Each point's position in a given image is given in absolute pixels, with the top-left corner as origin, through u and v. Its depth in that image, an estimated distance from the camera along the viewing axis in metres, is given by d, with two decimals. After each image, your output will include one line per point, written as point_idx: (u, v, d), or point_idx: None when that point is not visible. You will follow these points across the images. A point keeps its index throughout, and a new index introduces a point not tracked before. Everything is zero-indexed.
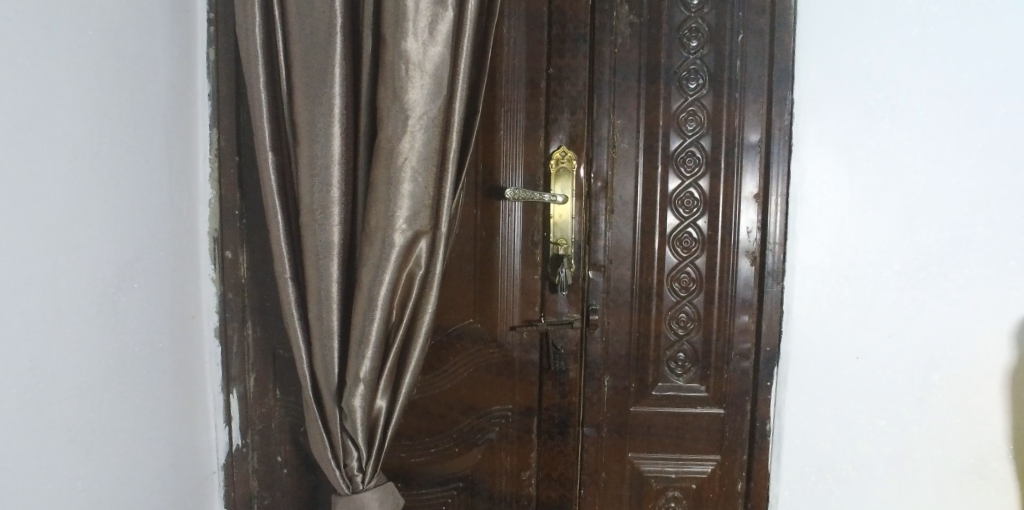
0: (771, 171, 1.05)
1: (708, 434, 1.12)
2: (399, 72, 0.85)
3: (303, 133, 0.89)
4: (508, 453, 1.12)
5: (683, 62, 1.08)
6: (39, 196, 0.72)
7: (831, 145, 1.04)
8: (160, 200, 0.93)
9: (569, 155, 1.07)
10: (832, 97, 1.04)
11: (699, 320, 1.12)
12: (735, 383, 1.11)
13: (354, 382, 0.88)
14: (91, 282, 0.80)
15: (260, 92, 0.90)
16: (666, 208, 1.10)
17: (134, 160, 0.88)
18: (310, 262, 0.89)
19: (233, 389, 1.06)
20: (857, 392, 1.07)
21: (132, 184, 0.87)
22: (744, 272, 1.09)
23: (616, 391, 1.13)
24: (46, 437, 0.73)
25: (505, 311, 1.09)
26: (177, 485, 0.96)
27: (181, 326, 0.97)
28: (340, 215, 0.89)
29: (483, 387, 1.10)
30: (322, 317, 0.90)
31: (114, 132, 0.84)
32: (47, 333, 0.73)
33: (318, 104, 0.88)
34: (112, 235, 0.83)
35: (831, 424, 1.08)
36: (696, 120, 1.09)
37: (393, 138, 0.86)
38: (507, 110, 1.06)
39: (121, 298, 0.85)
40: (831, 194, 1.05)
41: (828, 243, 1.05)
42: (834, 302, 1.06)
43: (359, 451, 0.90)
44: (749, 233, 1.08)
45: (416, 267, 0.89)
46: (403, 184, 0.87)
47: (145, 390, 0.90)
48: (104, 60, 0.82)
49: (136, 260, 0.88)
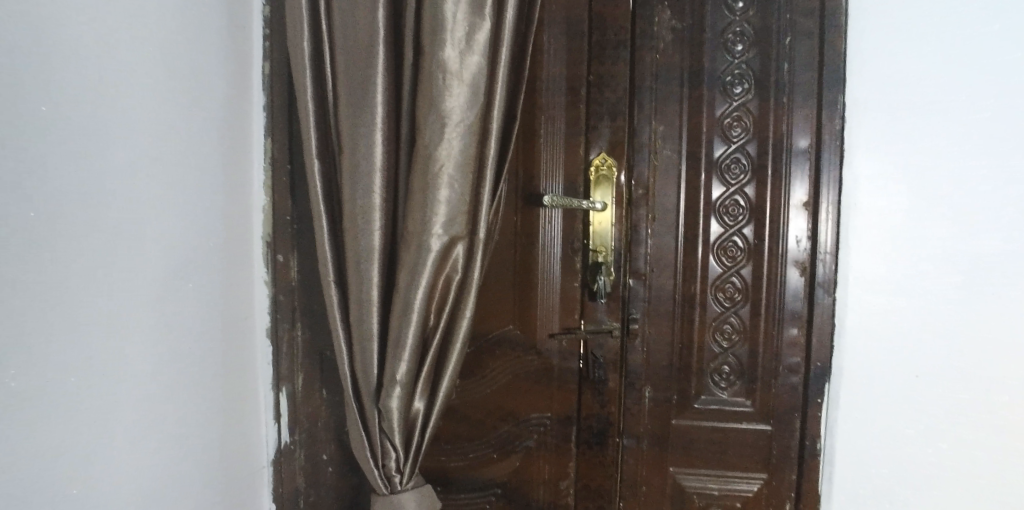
0: (822, 178, 1.01)
1: (755, 451, 1.08)
2: (437, 81, 0.87)
3: (346, 141, 0.92)
4: (545, 461, 1.11)
5: (727, 67, 1.06)
6: (103, 200, 0.78)
7: (887, 150, 0.99)
8: (216, 206, 0.98)
9: (609, 161, 1.05)
10: (887, 101, 0.99)
11: (744, 331, 1.08)
12: (784, 399, 1.06)
13: (391, 384, 0.90)
14: (148, 278, 0.85)
15: (309, 101, 0.94)
16: (710, 215, 1.08)
17: (191, 166, 0.93)
18: (352, 266, 0.93)
19: (283, 388, 1.11)
20: (916, 411, 1.00)
21: (190, 189, 0.93)
22: (793, 283, 1.04)
23: (657, 403, 1.10)
24: (105, 427, 0.78)
25: (544, 319, 1.09)
26: (226, 480, 1.00)
27: (233, 324, 1.02)
28: (381, 220, 0.92)
29: (523, 395, 1.10)
30: (362, 319, 0.92)
31: (173, 138, 0.90)
32: (106, 323, 0.78)
33: (360, 112, 0.92)
34: (168, 236, 0.89)
35: (886, 445, 1.02)
36: (742, 126, 1.06)
37: (430, 146, 0.88)
38: (548, 117, 1.06)
39: (177, 298, 0.90)
40: (886, 202, 1.00)
41: (884, 253, 1.00)
42: (888, 318, 1.00)
43: (397, 452, 0.92)
44: (799, 242, 1.04)
45: (453, 271, 0.91)
46: (440, 189, 0.88)
47: (198, 385, 0.94)
48: (164, 72, 0.88)
49: (191, 260, 0.93)
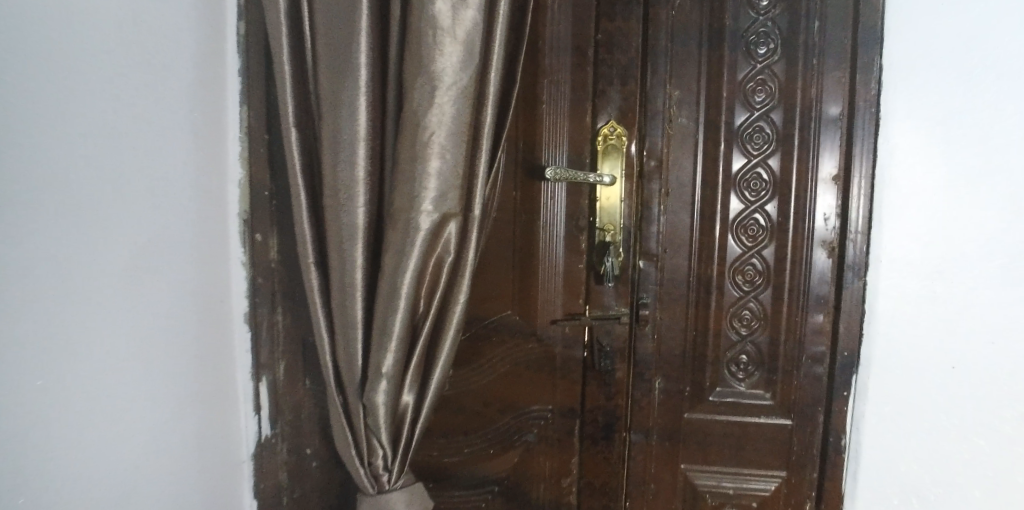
0: (854, 150, 0.92)
1: (774, 447, 1.00)
2: (426, 38, 0.77)
3: (326, 106, 0.82)
4: (547, 457, 1.02)
5: (751, 25, 0.95)
6: (61, 172, 0.68)
7: (928, 119, 0.89)
8: (188, 178, 0.87)
9: (618, 130, 0.95)
10: (928, 64, 0.89)
11: (766, 317, 0.99)
12: (806, 391, 0.98)
13: (377, 376, 0.82)
14: (114, 257, 0.75)
15: (285, 59, 0.84)
16: (730, 190, 0.98)
17: (165, 134, 0.83)
18: (334, 245, 0.83)
19: (263, 377, 1.02)
20: (951, 406, 0.92)
21: (160, 159, 0.82)
22: (819, 265, 0.96)
23: (668, 395, 1.01)
24: (63, 432, 0.68)
25: (546, 304, 0.99)
26: (204, 481, 0.91)
27: (209, 309, 0.92)
28: (366, 196, 0.83)
29: (524, 385, 1.01)
30: (345, 305, 0.83)
31: (145, 101, 0.79)
32: (63, 312, 0.69)
33: (341, 73, 0.81)
34: (136, 211, 0.78)
35: (916, 442, 0.94)
36: (766, 91, 0.96)
37: (419, 112, 0.78)
38: (551, 81, 0.95)
39: (145, 281, 0.80)
40: (925, 177, 0.90)
41: (920, 233, 0.90)
42: (923, 305, 0.91)
43: (385, 449, 0.84)
44: (826, 220, 0.95)
45: (444, 252, 0.82)
46: (430, 161, 0.79)
47: (171, 379, 0.85)
48: (129, 24, 0.77)
49: (161, 239, 0.83)
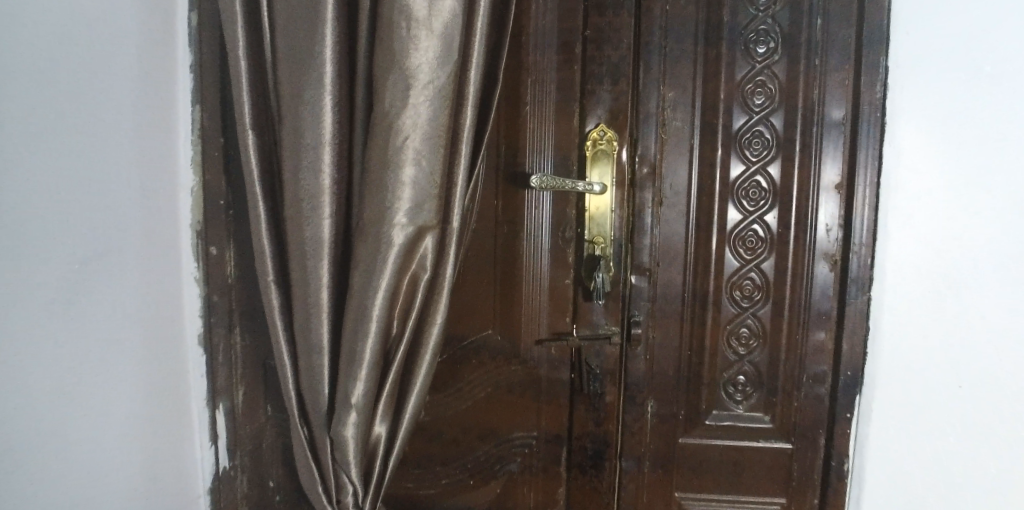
0: (859, 157, 0.86)
1: (773, 473, 0.94)
2: (399, 31, 0.69)
3: (287, 106, 0.73)
4: (530, 488, 0.95)
5: (750, 21, 0.89)
6: None
7: (935, 123, 0.84)
8: (136, 177, 0.75)
9: (609, 133, 0.88)
10: (936, 65, 0.84)
11: (764, 335, 0.93)
12: (808, 412, 0.92)
13: (344, 408, 0.73)
14: (35, 273, 0.63)
15: (240, 51, 0.74)
16: (728, 199, 0.92)
17: (117, 130, 0.72)
18: (297, 262, 0.74)
19: (220, 404, 0.85)
20: (959, 428, 0.86)
21: (98, 155, 0.70)
22: (821, 278, 0.90)
23: (661, 418, 0.94)
24: None
25: (531, 322, 0.92)
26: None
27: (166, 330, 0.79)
28: (332, 206, 0.74)
29: (506, 409, 0.93)
30: (309, 328, 0.75)
31: (78, 88, 0.67)
32: None
33: (304, 69, 0.73)
34: (62, 218, 0.66)
35: (924, 467, 0.88)
36: (765, 93, 0.90)
37: (391, 113, 0.70)
38: (536, 81, 0.88)
39: (78, 299, 0.68)
40: (931, 185, 0.85)
41: (928, 244, 0.85)
42: (930, 321, 0.86)
43: (355, 488, 0.75)
44: (829, 231, 0.89)
45: (420, 270, 0.74)
46: (404, 168, 0.71)
47: (113, 412, 0.73)
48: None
49: (100, 249, 0.70)
